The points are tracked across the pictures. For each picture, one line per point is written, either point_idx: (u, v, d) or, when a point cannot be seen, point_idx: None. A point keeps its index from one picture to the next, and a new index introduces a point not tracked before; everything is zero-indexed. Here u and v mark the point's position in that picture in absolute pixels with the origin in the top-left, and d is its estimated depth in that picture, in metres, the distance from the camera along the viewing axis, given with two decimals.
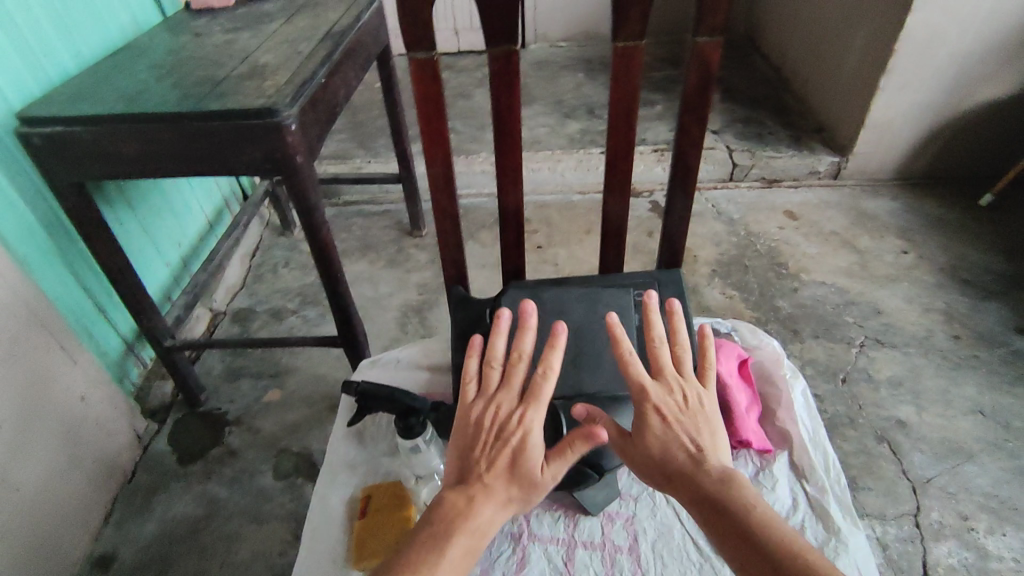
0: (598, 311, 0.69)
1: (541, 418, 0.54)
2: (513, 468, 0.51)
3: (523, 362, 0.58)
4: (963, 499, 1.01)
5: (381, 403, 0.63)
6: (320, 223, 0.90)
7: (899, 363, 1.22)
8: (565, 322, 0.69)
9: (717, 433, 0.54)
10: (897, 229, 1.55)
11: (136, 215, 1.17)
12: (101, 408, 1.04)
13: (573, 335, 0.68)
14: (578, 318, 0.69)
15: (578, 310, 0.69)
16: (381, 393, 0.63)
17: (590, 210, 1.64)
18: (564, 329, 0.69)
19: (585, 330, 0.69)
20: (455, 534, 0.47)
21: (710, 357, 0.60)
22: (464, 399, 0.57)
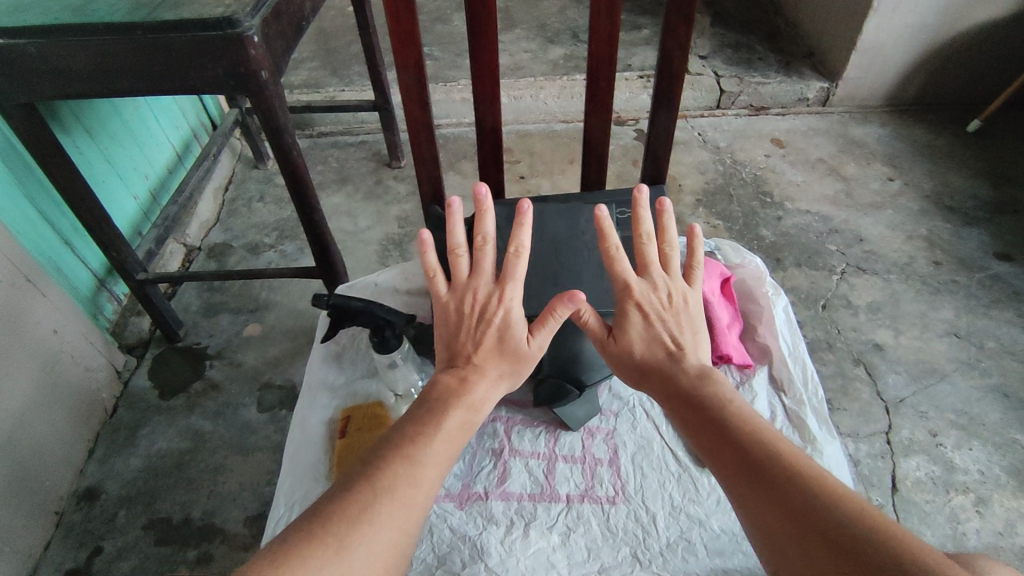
0: (580, 226, 0.71)
1: (520, 295, 0.54)
2: (500, 346, 0.54)
3: (490, 242, 0.56)
4: (934, 417, 1.04)
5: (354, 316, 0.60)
6: (290, 144, 0.86)
7: (879, 289, 1.23)
8: (546, 237, 0.71)
9: (699, 334, 0.57)
10: (883, 156, 1.53)
11: (97, 144, 1.11)
12: (76, 343, 1.01)
13: (555, 251, 0.71)
14: (557, 235, 0.71)
15: (555, 225, 0.71)
16: (353, 307, 0.60)
17: (573, 139, 1.59)
18: (544, 243, 0.71)
19: (563, 248, 0.71)
20: (449, 411, 0.50)
21: (697, 254, 0.59)
22: (435, 290, 0.56)
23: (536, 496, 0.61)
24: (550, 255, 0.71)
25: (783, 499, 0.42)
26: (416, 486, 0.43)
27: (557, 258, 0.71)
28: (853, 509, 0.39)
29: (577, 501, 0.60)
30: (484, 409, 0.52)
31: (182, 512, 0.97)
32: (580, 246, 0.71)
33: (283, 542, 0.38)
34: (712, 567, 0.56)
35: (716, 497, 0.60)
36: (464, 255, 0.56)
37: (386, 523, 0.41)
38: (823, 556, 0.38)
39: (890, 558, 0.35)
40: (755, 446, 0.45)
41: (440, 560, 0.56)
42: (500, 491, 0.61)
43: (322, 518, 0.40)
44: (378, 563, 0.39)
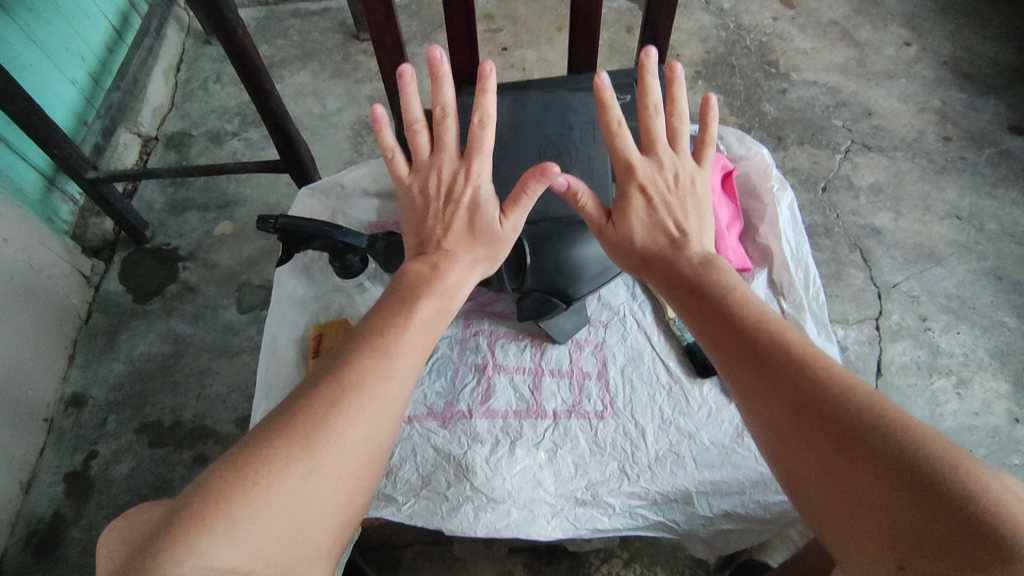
0: (567, 120, 0.62)
1: (488, 169, 0.52)
2: (471, 229, 0.51)
3: (450, 116, 0.53)
4: (925, 302, 1.03)
5: (310, 239, 0.57)
6: (234, 21, 0.74)
7: (884, 168, 1.17)
8: (529, 132, 0.62)
9: (704, 220, 0.54)
10: (902, 16, 1.38)
11: (15, 21, 0.97)
12: (33, 250, 0.95)
13: (538, 147, 0.62)
14: (542, 128, 0.62)
15: (539, 119, 0.63)
16: (309, 229, 0.56)
17: (561, 2, 1.42)
18: (527, 138, 0.62)
19: (552, 143, 0.62)
20: (420, 298, 0.46)
21: (711, 131, 0.56)
22: (396, 173, 0.53)
23: (521, 413, 0.60)
24: (538, 149, 0.62)
25: (784, 385, 0.40)
26: (386, 378, 0.41)
27: (545, 157, 0.61)
28: (858, 395, 0.37)
29: (564, 417, 0.60)
30: (459, 295, 0.49)
31: (174, 415, 0.97)
32: (572, 138, 0.62)
33: (247, 449, 0.36)
34: (700, 479, 0.57)
35: (706, 409, 0.61)
36: (424, 132, 0.53)
37: (356, 420, 0.38)
38: (822, 441, 0.37)
39: (895, 447, 0.34)
40: (756, 332, 0.43)
41: (425, 481, 0.57)
42: (485, 409, 0.60)
43: (288, 417, 0.38)
44: (351, 460, 0.38)
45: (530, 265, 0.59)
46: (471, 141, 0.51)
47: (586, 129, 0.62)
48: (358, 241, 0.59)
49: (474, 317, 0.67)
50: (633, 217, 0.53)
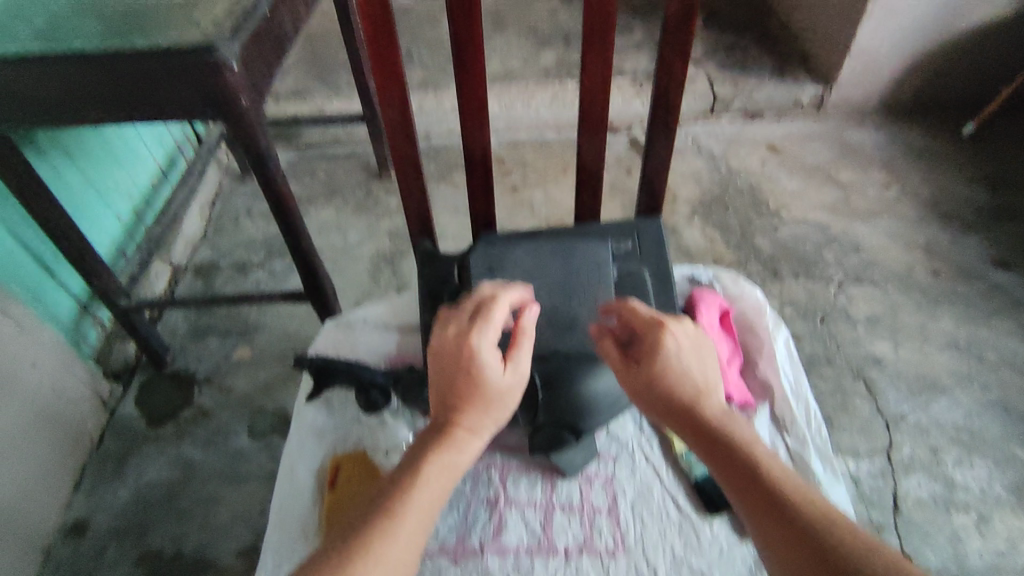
0: (574, 265, 0.67)
1: (493, 333, 0.54)
2: (470, 386, 0.51)
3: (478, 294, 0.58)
4: (935, 433, 1.03)
5: (335, 376, 0.68)
6: (274, 171, 0.83)
7: (878, 300, 1.22)
8: (539, 277, 0.67)
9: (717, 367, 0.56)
10: (880, 162, 1.51)
11: (76, 166, 1.08)
12: (58, 374, 0.99)
13: (548, 290, 0.66)
14: (551, 273, 0.67)
15: (549, 264, 0.67)
16: (334, 366, 0.67)
17: (567, 148, 1.56)
18: (538, 282, 0.66)
19: (562, 288, 0.66)
20: (429, 455, 0.50)
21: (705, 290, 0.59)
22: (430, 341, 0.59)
23: (533, 549, 0.61)
24: (549, 293, 0.66)
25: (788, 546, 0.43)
26: (392, 541, 0.45)
27: (553, 300, 0.66)
28: None
29: (575, 554, 0.60)
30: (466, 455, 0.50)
31: (175, 546, 0.95)
32: (579, 284, 0.66)
33: None
34: None
35: (717, 548, 0.61)
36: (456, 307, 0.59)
37: None
38: None
39: None
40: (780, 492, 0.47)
41: None
42: (496, 544, 0.61)
43: None
44: None
45: (542, 399, 0.63)
46: (479, 309, 0.54)
47: (592, 277, 0.66)
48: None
49: (484, 450, 0.67)
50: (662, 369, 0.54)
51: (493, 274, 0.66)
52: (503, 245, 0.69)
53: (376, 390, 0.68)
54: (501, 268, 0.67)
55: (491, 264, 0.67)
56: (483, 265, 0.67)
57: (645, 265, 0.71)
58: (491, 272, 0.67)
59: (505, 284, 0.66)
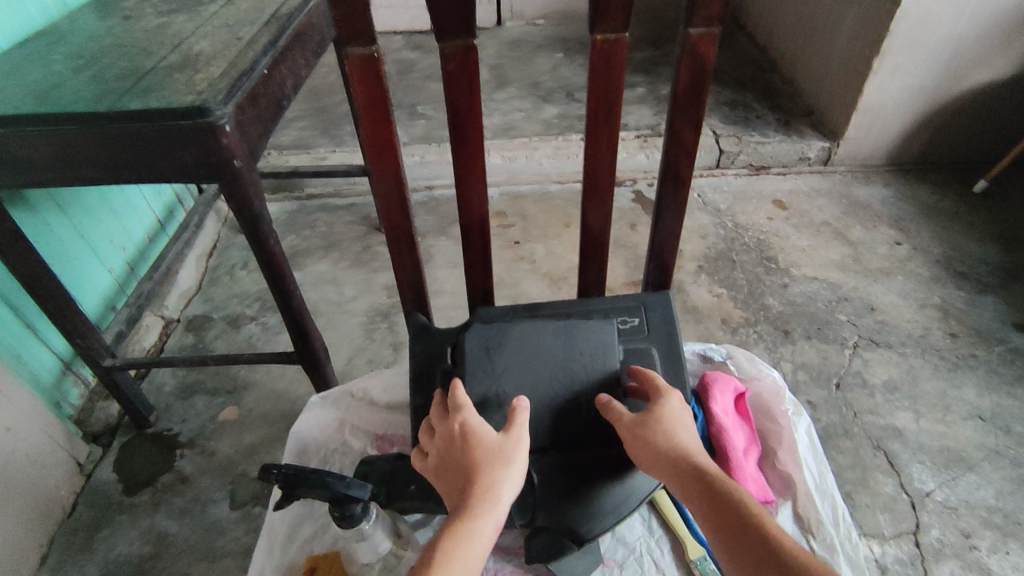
0: (576, 347, 0.63)
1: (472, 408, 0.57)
2: (470, 455, 0.53)
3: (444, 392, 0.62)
4: (964, 514, 0.96)
5: (307, 491, 0.52)
6: (268, 234, 0.80)
7: (895, 365, 1.17)
8: (540, 358, 0.63)
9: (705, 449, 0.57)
10: (889, 219, 1.48)
11: (68, 219, 1.06)
12: (33, 438, 0.94)
13: (550, 373, 0.63)
14: (552, 355, 0.63)
15: (550, 344, 0.64)
16: (309, 480, 0.52)
17: (570, 202, 1.54)
18: (539, 365, 0.63)
19: (564, 373, 0.63)
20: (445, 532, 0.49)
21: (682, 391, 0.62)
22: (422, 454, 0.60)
23: None
24: (549, 377, 0.63)
25: None
26: None
27: (554, 386, 0.62)
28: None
29: None
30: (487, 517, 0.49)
31: None
32: (580, 365, 0.63)
33: None
34: None
35: None
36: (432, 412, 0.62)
37: None
38: None
39: None
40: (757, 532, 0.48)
41: None
42: None
43: None
44: None
45: (540, 500, 0.61)
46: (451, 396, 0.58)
47: (596, 360, 0.63)
48: (362, 492, 0.54)
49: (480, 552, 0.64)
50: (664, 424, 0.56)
51: (491, 355, 0.63)
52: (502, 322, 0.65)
53: (359, 503, 0.55)
54: (499, 349, 0.63)
55: (490, 344, 0.64)
56: (480, 346, 0.64)
57: (654, 344, 0.67)
58: (489, 352, 0.63)
59: (504, 367, 0.63)
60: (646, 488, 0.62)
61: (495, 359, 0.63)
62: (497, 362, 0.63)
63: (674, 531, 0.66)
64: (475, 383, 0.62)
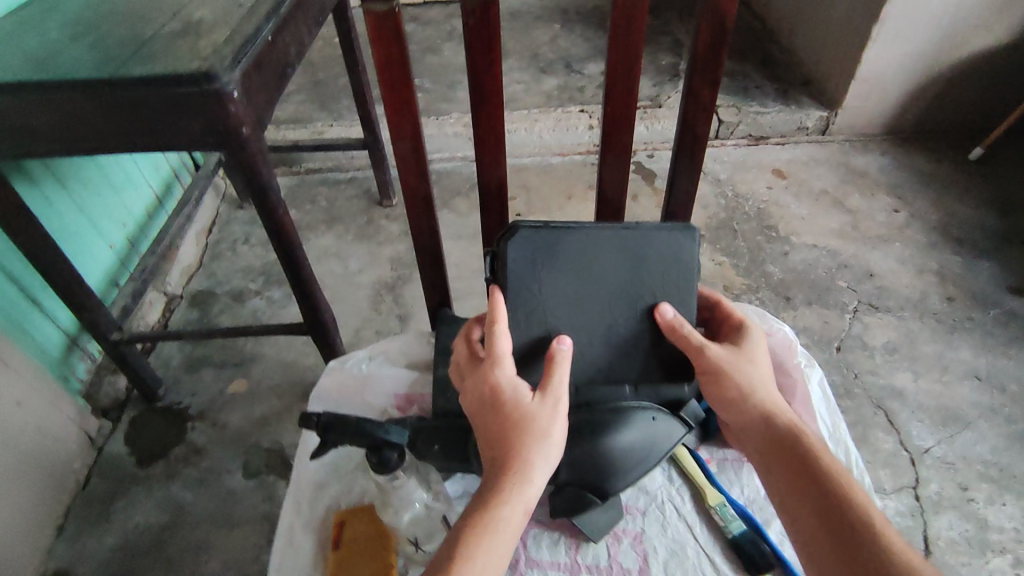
0: (637, 264, 0.68)
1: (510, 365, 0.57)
2: (511, 415, 0.54)
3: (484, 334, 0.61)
4: (961, 469, 0.98)
5: (346, 437, 0.55)
6: (277, 202, 0.80)
7: (894, 328, 1.19)
8: (599, 272, 0.68)
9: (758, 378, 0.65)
10: (887, 187, 1.49)
11: (68, 194, 1.05)
12: (44, 412, 0.94)
13: (607, 288, 0.68)
14: (615, 269, 0.68)
15: (602, 260, 0.68)
16: (349, 425, 0.54)
17: (571, 174, 1.54)
18: (596, 279, 0.68)
19: (620, 289, 0.68)
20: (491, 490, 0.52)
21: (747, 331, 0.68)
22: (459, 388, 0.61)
23: None
24: (608, 291, 0.68)
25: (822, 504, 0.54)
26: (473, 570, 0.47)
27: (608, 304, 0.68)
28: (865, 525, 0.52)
29: None
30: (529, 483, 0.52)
31: None
32: (634, 285, 0.68)
33: None
34: None
35: None
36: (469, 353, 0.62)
37: None
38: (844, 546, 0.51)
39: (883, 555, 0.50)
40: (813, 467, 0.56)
41: None
42: None
43: None
44: None
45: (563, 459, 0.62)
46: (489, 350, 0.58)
47: (659, 282, 0.69)
48: (398, 437, 0.56)
49: None
50: (746, 365, 0.62)
51: (547, 262, 0.66)
52: (551, 229, 0.66)
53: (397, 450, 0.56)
54: (556, 255, 0.67)
55: (537, 255, 0.66)
56: (531, 251, 0.66)
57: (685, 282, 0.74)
58: (539, 267, 0.66)
59: (559, 276, 0.67)
60: (666, 441, 0.64)
61: (544, 275, 0.67)
62: (553, 272, 0.67)
63: (693, 481, 0.70)
64: (529, 290, 0.66)
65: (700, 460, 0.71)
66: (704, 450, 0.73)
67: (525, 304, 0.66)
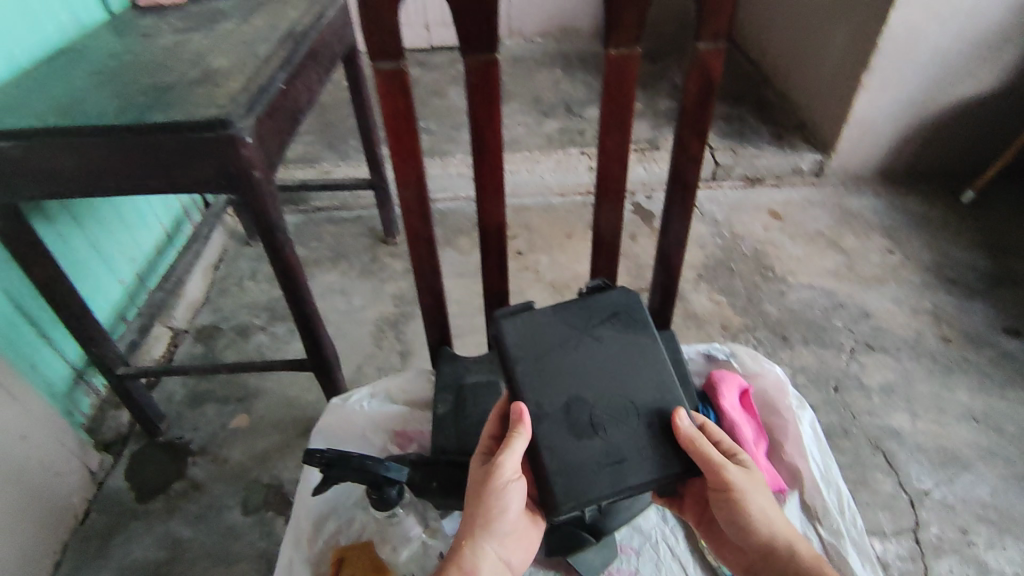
0: (653, 408, 0.61)
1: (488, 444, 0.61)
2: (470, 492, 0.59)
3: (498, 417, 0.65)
4: (961, 511, 0.98)
5: (350, 472, 0.58)
6: (284, 242, 0.82)
7: (891, 368, 1.20)
8: (616, 373, 0.62)
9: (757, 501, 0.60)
10: (882, 228, 1.52)
11: (82, 231, 1.08)
12: (48, 446, 0.95)
13: (610, 391, 0.61)
14: (637, 386, 0.61)
15: (635, 374, 0.62)
16: (352, 461, 0.58)
17: (571, 213, 1.57)
18: (612, 376, 0.62)
19: (617, 404, 0.60)
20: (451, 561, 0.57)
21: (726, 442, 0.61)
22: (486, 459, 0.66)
23: None
24: (604, 395, 0.61)
25: None
26: None
27: (597, 401, 0.60)
28: None
29: None
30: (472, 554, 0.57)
31: None
32: (622, 416, 0.60)
33: None
34: None
35: None
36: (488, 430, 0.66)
37: None
38: None
39: None
40: None
41: None
42: None
43: None
44: None
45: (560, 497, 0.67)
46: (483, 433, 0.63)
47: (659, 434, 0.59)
48: (398, 476, 0.59)
49: None
50: (757, 489, 0.60)
51: (603, 324, 0.64)
52: (645, 315, 0.65)
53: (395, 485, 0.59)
54: (623, 325, 0.64)
55: (618, 313, 0.65)
56: (612, 307, 0.65)
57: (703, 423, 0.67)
58: (607, 317, 0.65)
59: (592, 342, 0.63)
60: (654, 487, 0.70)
61: (595, 329, 0.64)
62: (596, 334, 0.63)
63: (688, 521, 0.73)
64: (572, 320, 0.64)
65: None
66: None
67: (567, 323, 0.64)
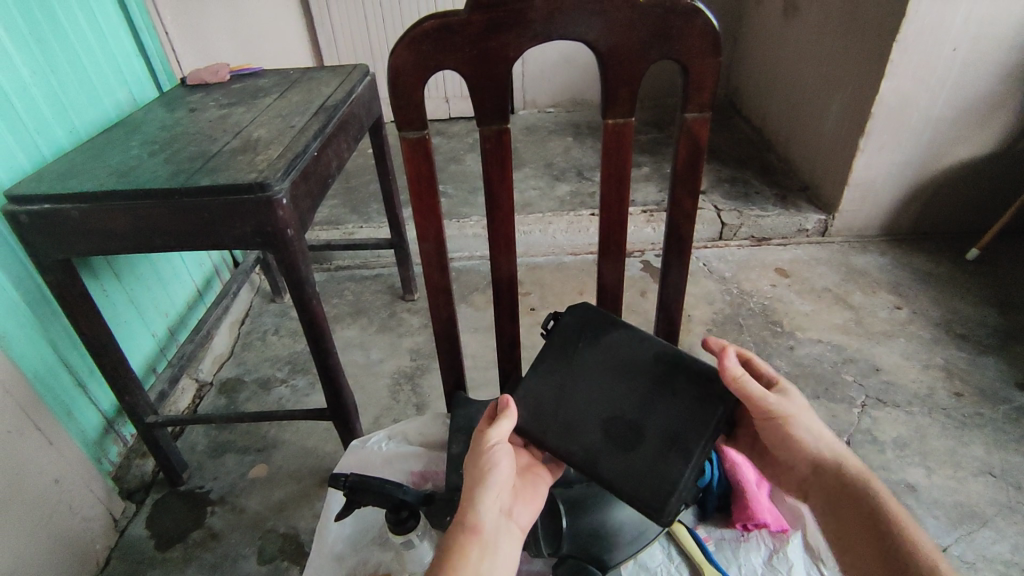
0: (671, 389, 0.65)
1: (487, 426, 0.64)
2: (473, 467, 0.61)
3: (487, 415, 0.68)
4: (983, 569, 0.96)
5: (372, 496, 0.63)
6: (311, 295, 0.88)
7: (904, 423, 1.20)
8: (625, 376, 0.67)
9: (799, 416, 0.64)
10: (888, 285, 1.55)
11: (123, 286, 1.16)
12: (77, 490, 0.98)
13: (628, 395, 0.66)
14: (642, 380, 0.66)
15: (630, 370, 0.67)
16: (373, 486, 0.63)
17: (583, 271, 1.63)
18: (624, 381, 0.66)
19: (641, 400, 0.65)
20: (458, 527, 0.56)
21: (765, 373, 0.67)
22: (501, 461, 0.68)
23: None
24: (623, 397, 0.66)
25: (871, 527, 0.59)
26: None
27: (624, 407, 0.65)
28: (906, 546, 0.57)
29: None
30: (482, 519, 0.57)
31: None
32: (649, 406, 0.65)
33: None
34: None
35: None
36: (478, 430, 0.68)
37: None
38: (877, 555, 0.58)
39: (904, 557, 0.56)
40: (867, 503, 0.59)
41: None
42: None
43: None
44: None
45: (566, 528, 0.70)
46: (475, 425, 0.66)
47: (693, 412, 0.64)
48: (413, 496, 0.65)
49: None
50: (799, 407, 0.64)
51: (584, 343, 0.69)
52: (609, 320, 0.70)
53: (411, 509, 0.65)
54: (600, 339, 0.69)
55: (584, 331, 0.69)
56: (578, 328, 0.69)
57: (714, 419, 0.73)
58: (577, 339, 0.69)
59: (586, 360, 0.68)
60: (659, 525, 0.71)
61: (579, 353, 0.68)
62: (581, 352, 0.68)
63: (693, 560, 0.71)
64: (558, 359, 0.68)
65: (699, 539, 0.74)
66: (702, 530, 0.77)
67: (550, 368, 0.68)
